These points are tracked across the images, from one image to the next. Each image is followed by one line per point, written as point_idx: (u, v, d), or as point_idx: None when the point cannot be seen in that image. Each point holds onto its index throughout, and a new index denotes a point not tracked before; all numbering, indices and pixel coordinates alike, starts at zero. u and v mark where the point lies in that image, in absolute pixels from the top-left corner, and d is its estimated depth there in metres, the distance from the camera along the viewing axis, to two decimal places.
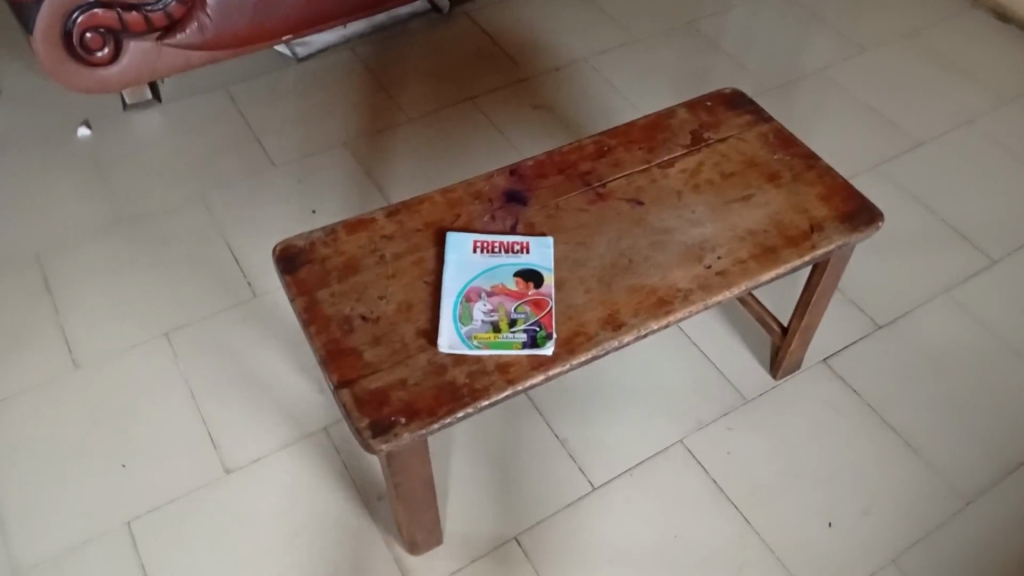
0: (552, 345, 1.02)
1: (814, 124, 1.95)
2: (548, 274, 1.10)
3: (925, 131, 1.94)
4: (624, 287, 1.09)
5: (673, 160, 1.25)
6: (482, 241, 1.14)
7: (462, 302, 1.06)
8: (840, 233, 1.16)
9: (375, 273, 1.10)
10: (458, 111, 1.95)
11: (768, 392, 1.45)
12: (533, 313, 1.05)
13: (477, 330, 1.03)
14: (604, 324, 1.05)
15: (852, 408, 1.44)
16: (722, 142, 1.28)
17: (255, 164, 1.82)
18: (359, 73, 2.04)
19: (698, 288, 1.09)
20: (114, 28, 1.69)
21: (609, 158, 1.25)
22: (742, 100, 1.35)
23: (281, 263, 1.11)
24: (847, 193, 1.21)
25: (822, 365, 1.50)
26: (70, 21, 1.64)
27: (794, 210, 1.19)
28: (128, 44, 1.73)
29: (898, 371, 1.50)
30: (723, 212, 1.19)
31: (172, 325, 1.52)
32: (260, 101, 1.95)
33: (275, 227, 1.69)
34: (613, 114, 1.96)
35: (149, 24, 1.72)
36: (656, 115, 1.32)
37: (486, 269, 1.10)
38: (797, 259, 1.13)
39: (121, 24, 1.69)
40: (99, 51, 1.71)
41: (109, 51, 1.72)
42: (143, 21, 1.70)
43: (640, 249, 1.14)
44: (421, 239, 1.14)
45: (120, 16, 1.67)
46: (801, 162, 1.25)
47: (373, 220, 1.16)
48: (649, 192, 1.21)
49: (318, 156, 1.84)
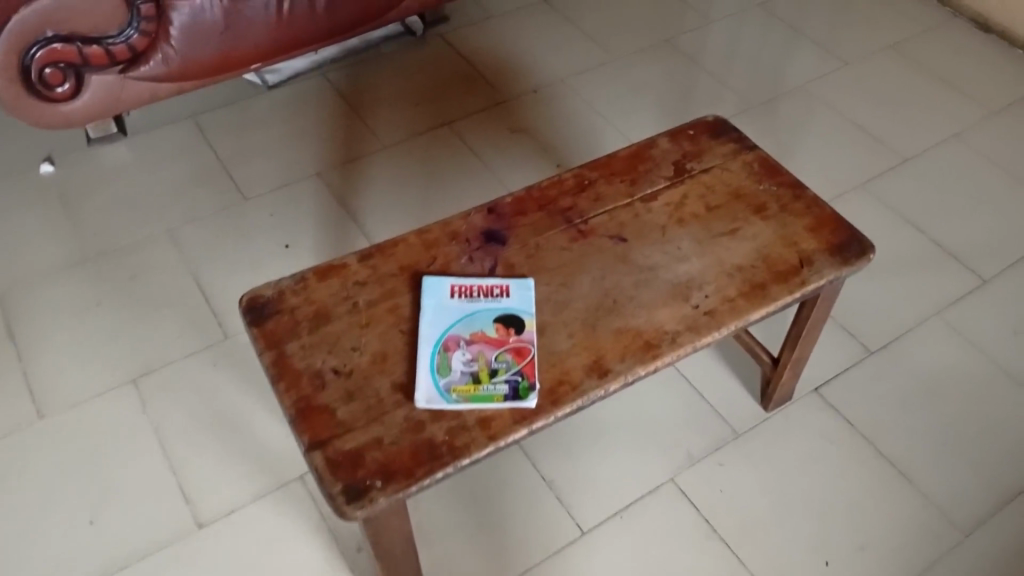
0: (535, 396, 0.97)
1: (799, 142, 1.91)
2: (530, 319, 1.05)
3: (910, 148, 1.91)
4: (608, 330, 1.04)
5: (656, 193, 1.21)
6: (460, 284, 1.09)
7: (440, 352, 1.01)
8: (830, 266, 1.12)
9: (348, 322, 1.05)
10: (435, 137, 1.90)
11: (760, 423, 1.41)
12: (515, 362, 1.00)
13: (456, 383, 0.98)
14: (589, 371, 1.00)
15: (846, 437, 1.40)
16: (706, 173, 1.24)
17: (226, 197, 1.76)
18: (333, 99, 1.98)
19: (686, 329, 1.05)
20: (75, 62, 1.63)
21: (590, 192, 1.21)
22: (725, 127, 1.31)
23: (249, 314, 1.05)
24: (836, 224, 1.17)
25: (814, 395, 1.45)
26: (28, 57, 1.58)
27: (782, 243, 1.15)
28: (90, 78, 1.68)
29: (892, 399, 1.46)
30: (710, 247, 1.14)
31: (140, 371, 1.45)
32: (231, 131, 1.90)
33: (247, 263, 1.63)
34: (594, 136, 1.92)
35: (111, 57, 1.67)
36: (638, 146, 1.28)
37: (465, 316, 1.06)
38: (787, 296, 1.09)
39: (82, 58, 1.63)
40: (60, 86, 1.65)
41: (70, 86, 1.67)
42: (104, 54, 1.65)
43: (625, 288, 1.09)
44: (396, 284, 1.09)
45: (80, 50, 1.62)
46: (788, 192, 1.21)
47: (345, 265, 1.11)
48: (632, 227, 1.17)
49: (291, 187, 1.78)
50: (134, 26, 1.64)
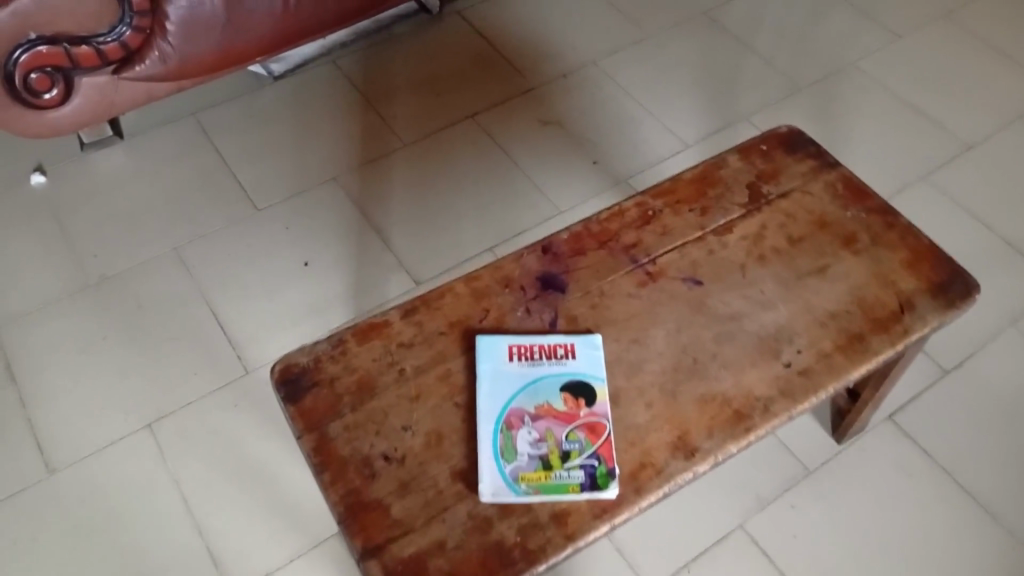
0: (616, 486, 0.85)
1: (853, 129, 1.76)
2: (602, 387, 0.93)
3: (973, 133, 1.76)
4: (691, 399, 0.92)
5: (730, 224, 1.08)
6: (519, 345, 0.96)
7: (503, 430, 0.89)
8: (933, 310, 1.00)
9: (395, 395, 0.92)
10: (457, 132, 1.74)
11: (833, 458, 1.28)
12: (590, 442, 0.88)
13: (524, 470, 0.86)
14: (673, 450, 0.88)
15: (926, 471, 1.27)
16: (785, 197, 1.10)
17: (235, 208, 1.61)
18: (344, 90, 1.81)
19: (780, 395, 0.93)
20: (63, 65, 1.46)
21: (656, 225, 1.08)
22: (801, 140, 1.17)
23: (282, 388, 0.93)
24: (936, 258, 1.04)
25: (888, 423, 1.32)
26: (10, 61, 1.41)
27: (878, 282, 1.02)
28: (80, 81, 1.51)
29: (975, 422, 1.33)
30: (797, 290, 1.01)
31: (155, 415, 1.34)
32: (236, 130, 1.74)
33: (263, 287, 1.50)
34: (630, 126, 1.75)
35: (102, 57, 1.49)
36: (704, 166, 1.14)
37: (528, 385, 0.93)
38: (888, 349, 0.96)
39: (71, 60, 1.46)
40: (47, 92, 1.48)
41: (59, 92, 1.50)
42: (95, 55, 1.47)
43: (705, 345, 0.96)
44: (446, 345, 0.97)
45: (68, 52, 1.44)
46: (878, 219, 1.08)
47: (386, 322, 0.98)
48: (707, 266, 1.04)
49: (306, 194, 1.63)
50: (127, 22, 1.46)
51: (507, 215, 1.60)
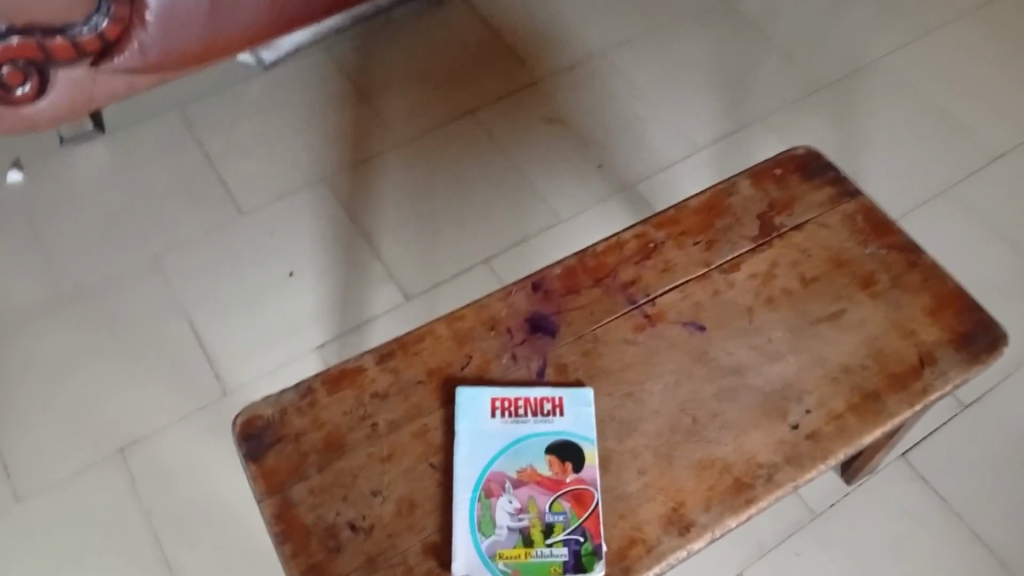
0: (602, 567, 0.78)
1: (876, 133, 1.65)
2: (591, 449, 0.85)
3: (1005, 140, 1.64)
4: (687, 465, 0.84)
5: (737, 260, 0.99)
6: (502, 398, 0.89)
7: (481, 497, 0.82)
8: (956, 366, 0.90)
9: (365, 454, 0.84)
10: (454, 129, 1.64)
11: (841, 500, 1.21)
12: (575, 515, 0.81)
13: (503, 546, 0.80)
14: (666, 525, 0.81)
15: (937, 518, 1.20)
16: (799, 230, 1.01)
17: (219, 212, 1.53)
18: (336, 81, 1.71)
19: (785, 462, 0.85)
20: None
21: (657, 260, 0.99)
22: (819, 164, 1.06)
23: (245, 445, 0.85)
24: (962, 305, 0.94)
25: (901, 462, 1.24)
26: None
27: (897, 332, 0.93)
28: None
29: (996, 464, 1.25)
30: (808, 339, 0.93)
31: (128, 439, 1.28)
32: (222, 124, 1.65)
33: (245, 300, 1.42)
34: (638, 126, 1.65)
35: None
36: (712, 192, 1.04)
37: (510, 445, 0.86)
38: (907, 411, 0.88)
39: None
40: None
41: None
42: None
43: (705, 402, 0.88)
44: (424, 396, 0.89)
45: None
46: (900, 258, 0.98)
47: (360, 369, 0.90)
48: (710, 310, 0.95)
49: (293, 196, 1.54)
50: None
51: (503, 223, 1.51)
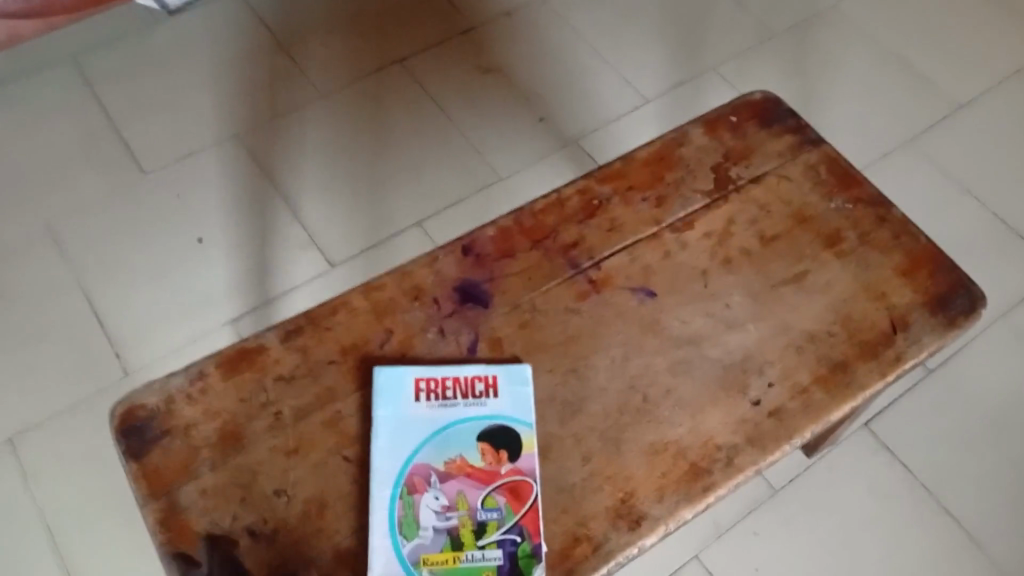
0: (542, 571, 0.68)
1: (832, 85, 1.56)
2: (529, 435, 0.75)
3: (964, 90, 1.57)
4: (637, 450, 0.74)
5: (691, 217, 0.89)
6: (427, 378, 0.77)
7: (403, 495, 0.71)
8: (930, 331, 0.82)
9: (268, 448, 0.73)
10: (383, 81, 1.50)
11: (801, 473, 1.14)
12: (512, 511, 0.71)
13: (427, 550, 0.69)
14: (614, 518, 0.71)
15: (901, 489, 1.14)
16: (757, 183, 0.91)
17: (120, 172, 1.37)
18: (252, 27, 1.55)
19: (747, 443, 0.75)
20: None
21: (601, 218, 0.88)
22: (779, 110, 0.97)
23: (124, 440, 0.73)
24: (933, 264, 0.86)
25: (863, 431, 1.18)
26: None
27: (866, 295, 0.84)
28: None
29: (960, 431, 1.19)
30: (769, 304, 0.83)
31: (17, 428, 1.13)
32: (124, 76, 1.49)
33: (151, 270, 1.28)
34: (583, 76, 1.53)
35: None
36: (662, 142, 0.94)
37: (437, 432, 0.75)
38: (878, 382, 0.79)
39: None
40: None
41: None
42: None
43: (658, 377, 0.79)
44: (337, 378, 0.77)
45: None
46: (867, 212, 0.90)
47: (262, 348, 0.78)
48: (662, 273, 0.85)
49: (203, 154, 1.39)
50: None
51: (438, 181, 1.39)
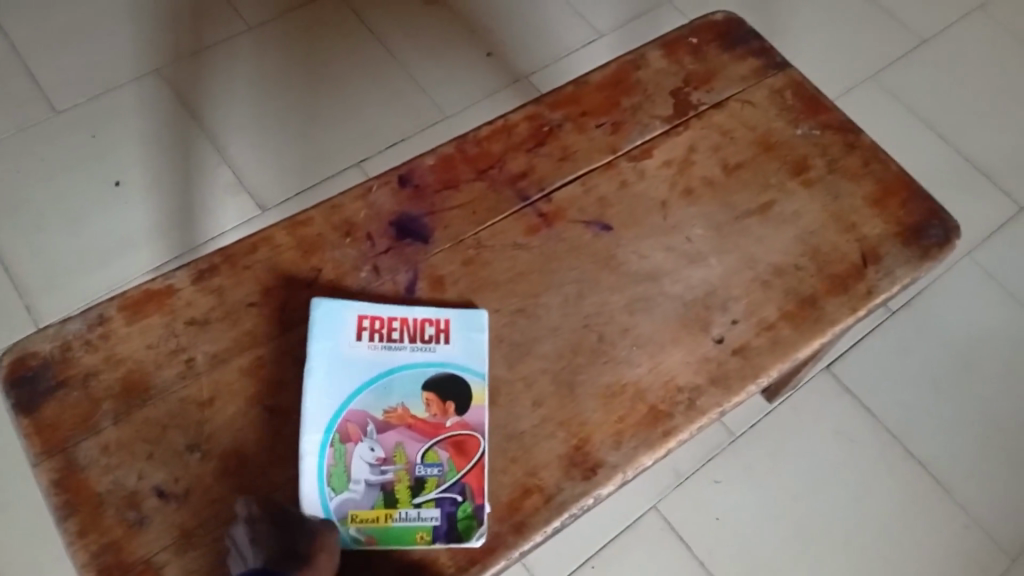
0: (481, 536, 0.61)
1: (792, 19, 1.50)
2: (480, 387, 0.67)
3: (927, 25, 1.53)
4: (592, 394, 0.68)
5: (649, 145, 0.82)
6: (372, 317, 0.69)
7: (334, 443, 0.64)
8: (904, 262, 0.77)
9: (178, 399, 0.65)
10: (319, 13, 1.39)
11: (762, 418, 1.10)
12: (455, 467, 0.64)
13: (357, 504, 0.62)
14: (568, 467, 0.65)
15: (865, 433, 1.11)
16: (720, 109, 0.84)
17: (27, 110, 1.25)
18: None
19: (710, 383, 0.70)
20: None
21: (553, 147, 0.81)
22: (742, 31, 0.90)
23: (13, 393, 0.64)
24: (906, 194, 0.81)
25: (825, 376, 1.14)
26: None
27: (836, 226, 0.79)
28: None
29: (923, 373, 1.16)
30: (733, 236, 0.77)
31: None
32: (32, 7, 1.35)
33: (63, 216, 1.17)
34: (534, 8, 1.44)
35: None
36: (619, 64, 0.86)
37: (380, 375, 0.67)
38: (850, 316, 0.74)
39: None
40: None
41: None
42: None
43: (615, 315, 0.72)
44: (258, 321, 0.69)
45: None
46: (836, 139, 0.84)
47: (173, 290, 0.69)
48: (618, 205, 0.78)
49: (120, 92, 1.27)
50: None
51: (380, 119, 1.29)
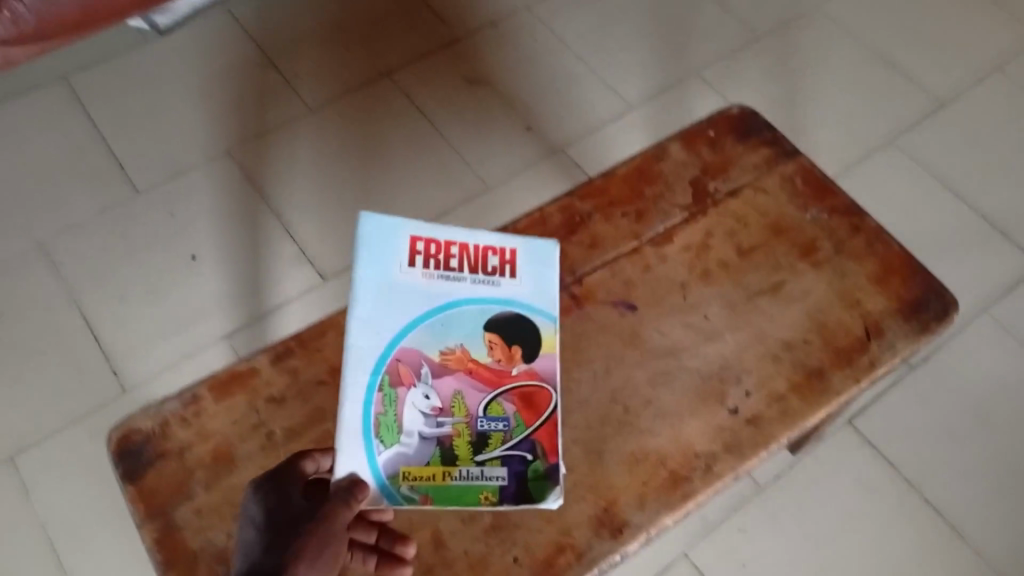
0: (558, 497, 0.74)
1: (812, 86, 1.59)
2: (549, 330, 0.83)
3: (945, 88, 1.60)
4: (619, 460, 0.77)
5: (670, 231, 0.91)
6: (428, 251, 0.86)
7: (381, 387, 0.78)
8: (904, 337, 0.85)
9: (260, 467, 0.75)
10: (371, 94, 1.52)
11: (786, 471, 1.17)
12: (523, 422, 0.78)
13: (409, 463, 0.75)
14: (597, 527, 0.74)
15: (885, 485, 1.17)
16: (735, 196, 0.94)
17: (111, 191, 1.39)
18: (238, 43, 1.55)
19: (725, 450, 0.78)
20: None
21: (584, 235, 0.91)
22: (755, 123, 0.99)
23: (121, 463, 0.75)
24: (906, 272, 0.89)
25: (847, 429, 1.21)
26: None
27: (840, 303, 0.87)
28: None
29: (943, 426, 1.22)
30: (746, 314, 0.86)
31: (15, 446, 1.17)
32: (112, 94, 1.49)
33: (143, 288, 1.30)
34: (568, 84, 1.55)
35: None
36: (642, 157, 0.96)
37: (445, 307, 0.83)
38: (853, 388, 0.82)
39: None
40: None
41: None
42: None
43: (638, 389, 0.81)
44: (327, 398, 0.79)
45: None
46: (842, 222, 0.92)
47: (253, 371, 0.80)
48: (641, 287, 0.87)
49: (194, 173, 1.41)
50: None
51: (427, 192, 1.41)
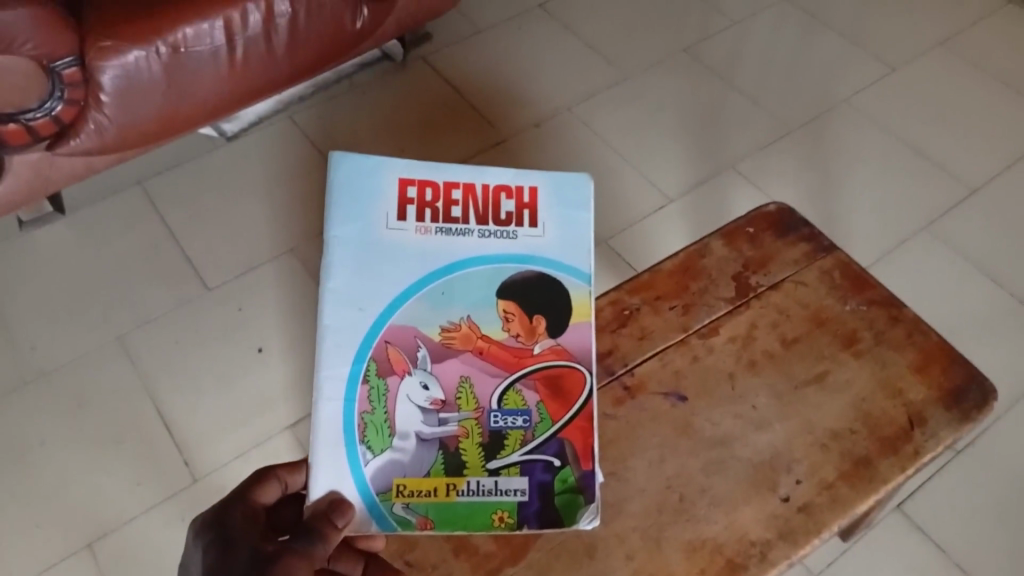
0: (591, 518, 0.78)
1: (844, 176, 1.65)
2: (581, 291, 0.85)
3: (976, 175, 1.65)
4: (676, 547, 0.81)
5: (716, 324, 0.96)
6: (422, 208, 0.86)
7: (368, 375, 0.80)
8: (946, 425, 0.89)
9: None
10: None
11: (839, 557, 1.19)
12: (547, 414, 0.81)
13: (404, 474, 0.78)
14: None
15: (937, 570, 1.19)
16: (776, 290, 0.99)
17: (184, 288, 1.47)
18: (299, 148, 1.66)
19: (779, 538, 0.81)
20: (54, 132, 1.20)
21: (634, 327, 0.95)
22: (793, 220, 1.04)
23: None
24: (945, 361, 0.93)
25: (898, 514, 1.23)
26: (26, 116, 1.16)
27: (884, 392, 0.91)
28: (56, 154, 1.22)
29: (992, 511, 1.24)
30: (794, 403, 0.90)
31: (93, 533, 1.24)
32: (183, 197, 1.59)
33: (212, 380, 1.38)
34: (611, 179, 1.63)
35: (60, 123, 1.20)
36: (686, 252, 1.01)
37: (446, 270, 0.84)
38: (899, 475, 0.86)
39: (33, 132, 1.18)
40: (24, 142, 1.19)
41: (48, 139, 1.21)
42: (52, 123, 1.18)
43: (692, 477, 0.85)
44: None
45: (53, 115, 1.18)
46: (881, 313, 0.96)
47: None
48: (690, 378, 0.91)
49: (260, 269, 1.50)
50: (59, 95, 1.17)
51: None
